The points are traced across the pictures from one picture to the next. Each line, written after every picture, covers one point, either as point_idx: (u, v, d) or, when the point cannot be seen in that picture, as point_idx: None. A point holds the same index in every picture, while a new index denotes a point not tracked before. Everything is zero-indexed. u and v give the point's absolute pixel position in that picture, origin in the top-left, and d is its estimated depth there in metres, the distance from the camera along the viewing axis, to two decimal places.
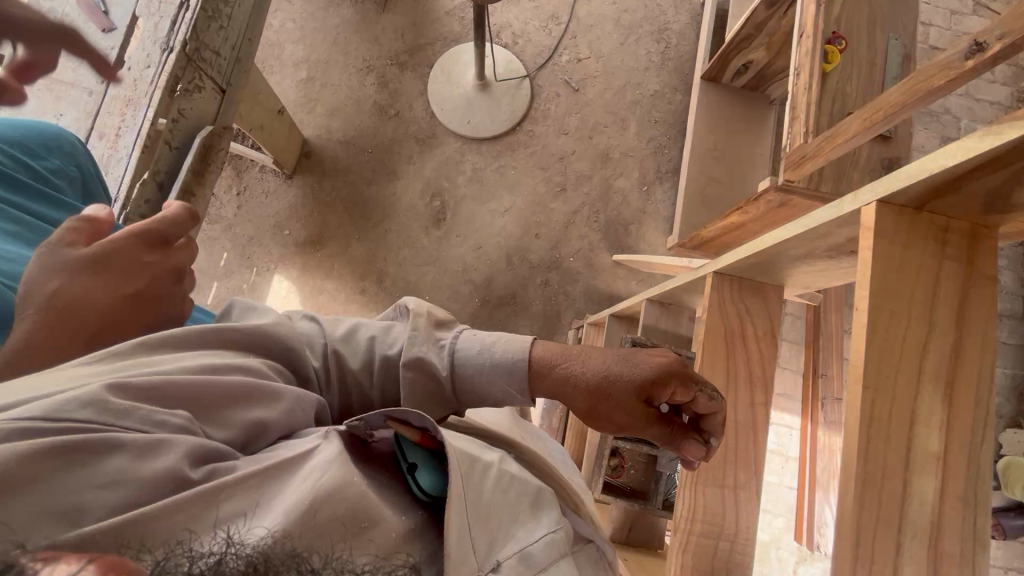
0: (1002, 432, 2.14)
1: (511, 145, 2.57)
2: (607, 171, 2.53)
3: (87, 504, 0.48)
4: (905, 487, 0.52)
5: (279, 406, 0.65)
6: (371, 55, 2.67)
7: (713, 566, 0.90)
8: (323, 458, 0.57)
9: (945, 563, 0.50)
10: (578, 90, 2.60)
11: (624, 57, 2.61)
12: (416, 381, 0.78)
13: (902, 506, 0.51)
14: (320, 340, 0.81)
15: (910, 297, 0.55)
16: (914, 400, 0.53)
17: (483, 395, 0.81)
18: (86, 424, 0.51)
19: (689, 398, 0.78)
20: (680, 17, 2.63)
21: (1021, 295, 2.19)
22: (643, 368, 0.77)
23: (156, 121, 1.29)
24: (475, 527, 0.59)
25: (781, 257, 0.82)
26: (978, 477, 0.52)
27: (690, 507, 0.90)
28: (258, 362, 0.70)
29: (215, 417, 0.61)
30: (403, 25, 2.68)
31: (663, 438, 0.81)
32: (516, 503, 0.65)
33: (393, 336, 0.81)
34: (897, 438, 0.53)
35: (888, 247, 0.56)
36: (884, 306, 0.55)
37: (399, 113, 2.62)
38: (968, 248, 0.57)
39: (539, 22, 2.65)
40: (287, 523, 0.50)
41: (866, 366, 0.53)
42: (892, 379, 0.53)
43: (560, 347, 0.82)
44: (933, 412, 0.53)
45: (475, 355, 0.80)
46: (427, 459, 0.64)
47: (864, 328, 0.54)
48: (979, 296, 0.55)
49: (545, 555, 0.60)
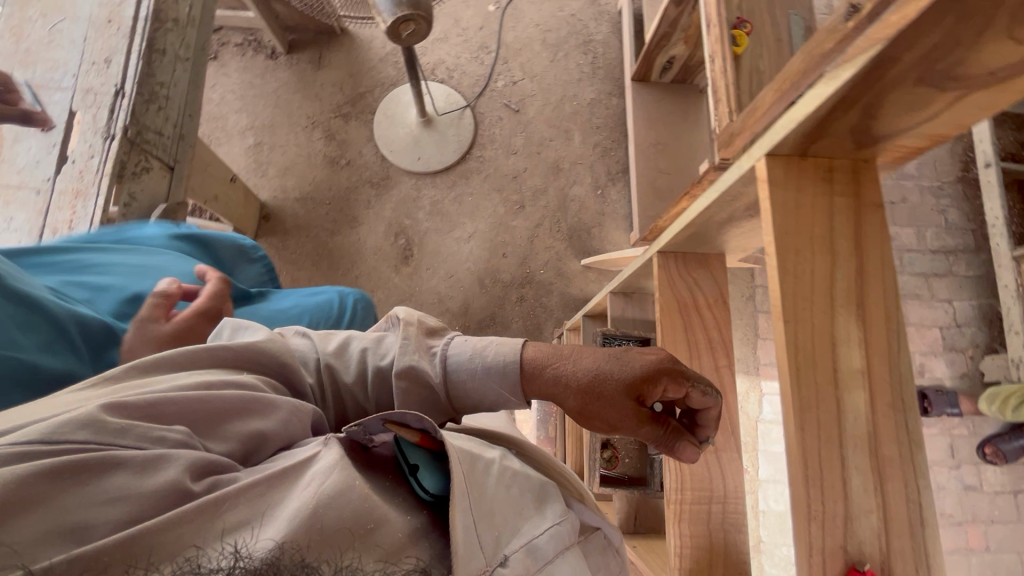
0: (980, 361, 2.22)
1: (464, 173, 2.64)
2: (561, 182, 2.62)
3: (91, 522, 0.47)
4: (839, 404, 0.56)
5: (277, 415, 0.65)
6: (313, 112, 2.74)
7: (711, 530, 0.93)
8: (325, 464, 0.57)
9: (887, 466, 0.55)
10: (518, 110, 2.70)
11: (557, 73, 2.74)
12: (411, 390, 0.78)
13: (839, 424, 0.56)
14: (313, 356, 0.82)
15: (812, 232, 0.61)
16: (832, 324, 0.58)
17: (477, 398, 0.81)
18: (84, 445, 0.50)
19: (683, 394, 0.75)
20: (602, 28, 2.77)
21: (968, 228, 2.30)
22: (635, 364, 0.75)
23: (107, 209, 1.34)
24: (481, 521, 0.59)
25: (711, 225, 0.88)
26: (902, 386, 0.57)
27: (677, 477, 0.94)
28: (253, 377, 0.69)
29: (213, 431, 0.60)
30: (340, 78, 2.77)
31: (658, 440, 0.77)
32: (518, 495, 0.65)
33: (385, 346, 0.83)
34: (824, 362, 0.57)
35: (782, 194, 0.62)
36: (789, 247, 0.60)
37: (350, 161, 2.68)
38: (854, 183, 0.62)
39: (470, 54, 2.77)
40: (293, 530, 0.49)
41: (788, 295, 0.59)
42: (808, 309, 0.59)
43: (553, 349, 0.82)
44: (851, 333, 0.58)
45: (467, 359, 0.81)
46: (429, 459, 0.65)
47: (774, 270, 0.60)
48: (871, 221, 0.61)
49: (551, 545, 0.60)
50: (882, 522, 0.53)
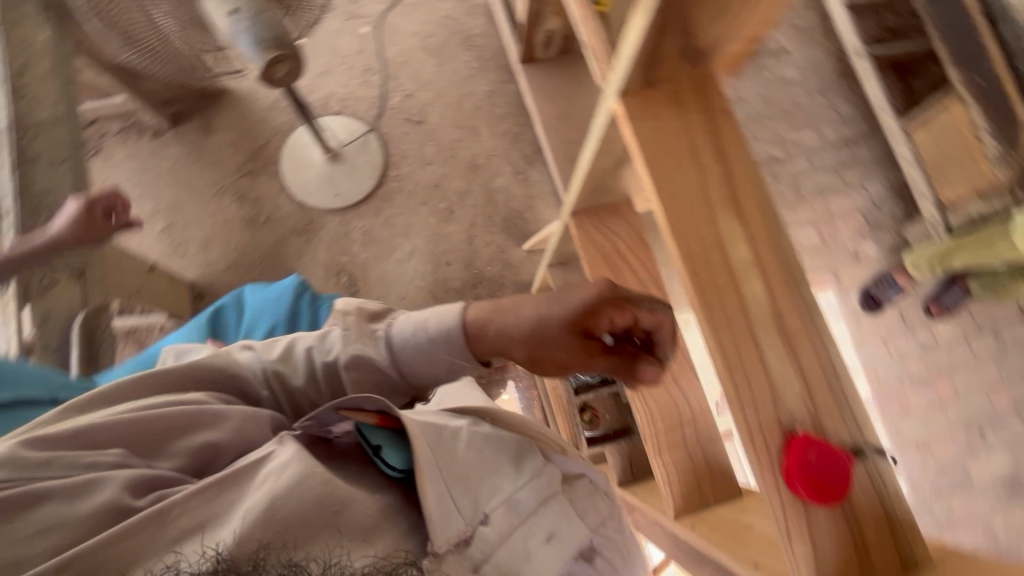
0: (904, 230, 2.39)
1: (386, 195, 2.63)
2: (482, 178, 2.65)
3: (29, 550, 0.57)
4: (740, 296, 0.61)
5: (227, 425, 0.73)
6: (217, 178, 2.67)
7: (692, 451, 0.98)
8: (278, 460, 0.64)
9: (796, 337, 0.60)
10: (421, 121, 2.71)
11: (448, 75, 2.76)
12: (362, 377, 0.83)
13: (745, 312, 0.61)
14: (259, 365, 0.87)
15: (677, 152, 0.66)
16: (715, 227, 0.63)
17: (429, 372, 0.84)
18: (14, 481, 0.60)
19: (631, 319, 0.74)
20: (478, 21, 2.81)
21: (859, 115, 2.47)
22: (574, 301, 0.75)
23: (22, 333, 1.36)
24: (456, 488, 0.68)
25: (608, 171, 0.93)
26: (790, 264, 0.62)
27: (647, 413, 0.99)
28: (199, 396, 0.77)
29: (157, 451, 0.70)
30: (235, 137, 2.70)
31: (615, 370, 0.77)
32: (493, 458, 0.74)
33: (329, 343, 0.87)
34: (718, 262, 0.62)
35: (644, 125, 0.67)
36: (662, 170, 0.65)
37: (269, 216, 2.63)
38: (703, 96, 0.68)
39: (358, 79, 2.76)
40: (248, 525, 0.57)
41: (673, 213, 0.64)
42: (692, 220, 0.64)
43: (493, 305, 0.83)
44: (734, 231, 0.63)
45: (410, 335, 0.83)
46: (392, 436, 0.73)
47: (654, 194, 0.65)
48: (726, 126, 0.66)
49: (529, 499, 0.70)
50: (807, 401, 0.58)
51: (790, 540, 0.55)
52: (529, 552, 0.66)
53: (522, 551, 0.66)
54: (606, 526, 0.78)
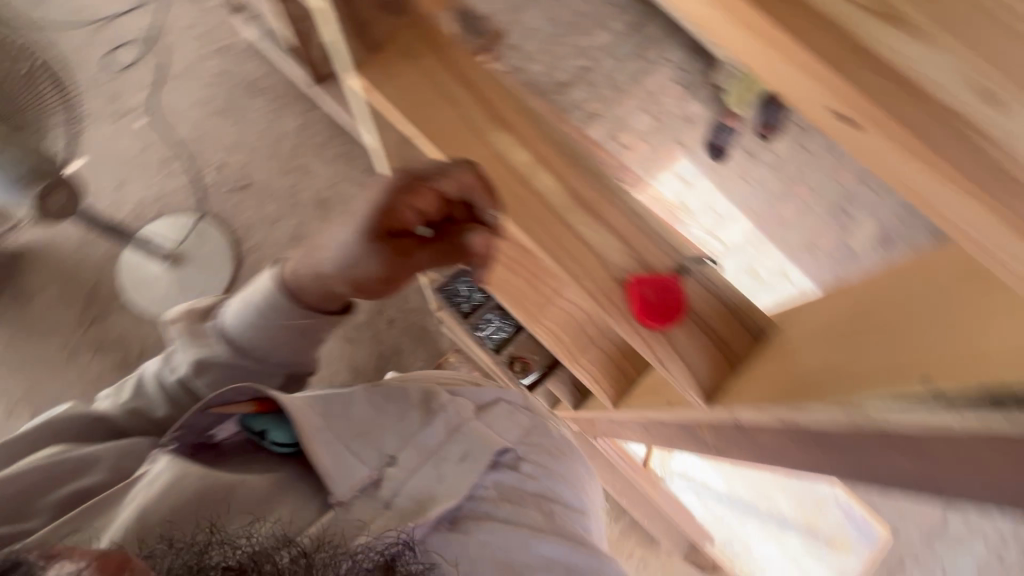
0: None
1: (250, 271, 2.47)
2: (336, 209, 2.52)
3: None
4: (500, 154, 0.78)
5: (101, 469, 0.85)
6: (64, 342, 2.38)
7: (604, 344, 1.07)
8: (157, 473, 0.79)
9: (553, 159, 0.74)
10: (246, 184, 2.54)
11: (249, 128, 2.59)
12: (214, 372, 0.96)
13: (506, 161, 0.77)
14: (115, 408, 0.96)
15: (418, 89, 0.89)
16: (464, 123, 0.84)
17: (268, 346, 0.96)
18: None
19: (430, 199, 0.76)
20: (252, 64, 2.65)
21: None
22: (373, 205, 0.79)
23: None
24: (354, 442, 0.87)
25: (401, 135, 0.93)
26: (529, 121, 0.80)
27: (553, 335, 1.07)
28: (56, 449, 0.87)
29: (26, 511, 0.80)
30: (59, 292, 2.41)
31: (441, 255, 0.81)
32: (393, 411, 0.95)
33: (173, 360, 0.98)
34: (472, 142, 0.82)
35: (385, 83, 0.90)
36: (412, 106, 0.88)
37: (140, 352, 2.37)
38: (423, 41, 0.91)
39: (161, 175, 2.55)
40: (125, 534, 0.72)
41: (426, 127, 0.86)
42: (445, 126, 0.85)
43: (306, 256, 0.92)
44: (479, 119, 0.84)
45: (239, 318, 0.95)
46: (271, 417, 0.87)
47: (413, 123, 0.87)
48: (446, 53, 0.90)
49: (435, 435, 0.93)
50: (626, 249, 0.66)
51: (657, 357, 0.64)
52: (445, 471, 0.88)
53: (440, 475, 0.87)
54: (528, 434, 1.03)
